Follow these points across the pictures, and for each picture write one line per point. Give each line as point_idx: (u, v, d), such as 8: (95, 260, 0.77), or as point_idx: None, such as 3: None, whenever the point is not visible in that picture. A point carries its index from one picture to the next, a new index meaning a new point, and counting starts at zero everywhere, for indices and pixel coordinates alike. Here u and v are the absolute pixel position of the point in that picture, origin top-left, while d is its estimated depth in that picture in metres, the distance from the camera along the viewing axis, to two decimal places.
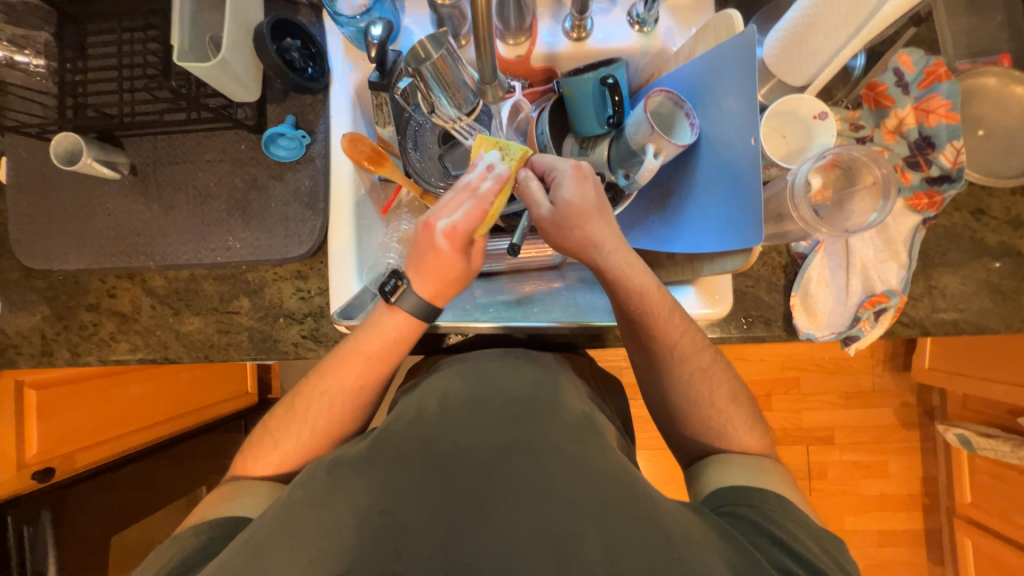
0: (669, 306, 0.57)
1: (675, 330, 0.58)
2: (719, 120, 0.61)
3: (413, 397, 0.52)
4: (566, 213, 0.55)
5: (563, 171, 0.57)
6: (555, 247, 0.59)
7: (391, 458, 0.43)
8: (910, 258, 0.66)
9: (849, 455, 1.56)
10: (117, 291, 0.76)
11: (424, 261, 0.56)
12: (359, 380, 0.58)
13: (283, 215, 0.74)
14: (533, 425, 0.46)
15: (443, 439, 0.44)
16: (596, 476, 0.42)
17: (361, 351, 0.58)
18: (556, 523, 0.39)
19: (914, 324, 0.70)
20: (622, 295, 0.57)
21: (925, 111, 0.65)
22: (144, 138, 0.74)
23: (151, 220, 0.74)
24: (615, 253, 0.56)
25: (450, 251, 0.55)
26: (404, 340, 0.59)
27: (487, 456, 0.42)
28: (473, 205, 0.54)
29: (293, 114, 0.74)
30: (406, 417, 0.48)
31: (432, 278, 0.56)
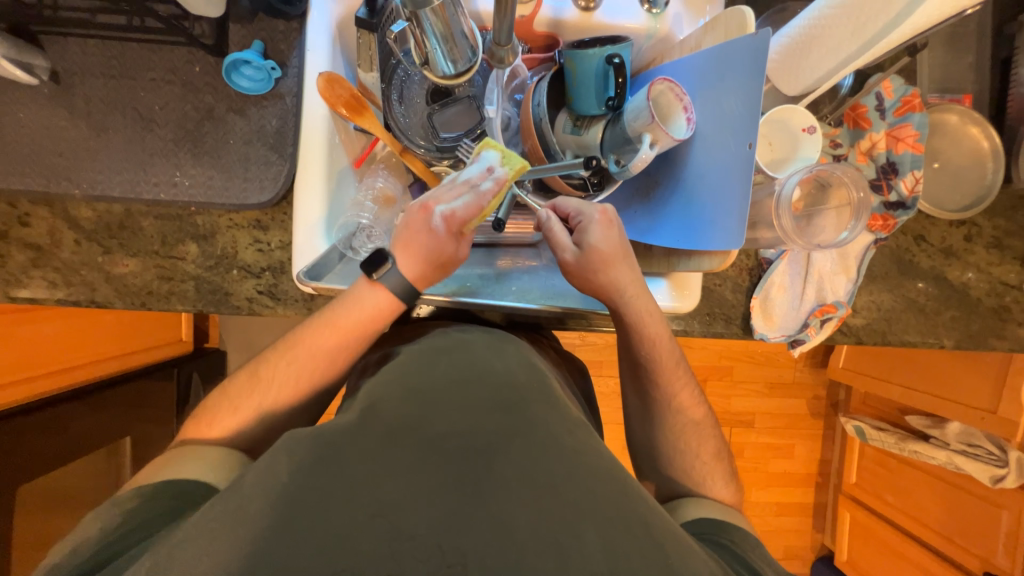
0: (676, 355, 0.60)
1: (676, 376, 0.61)
2: (717, 117, 0.62)
3: (394, 369, 0.48)
4: (591, 258, 0.56)
5: (589, 216, 0.57)
6: (578, 288, 0.60)
7: (363, 430, 0.41)
8: (858, 273, 0.72)
9: (765, 438, 1.75)
10: (30, 219, 0.66)
11: (410, 238, 0.53)
12: (325, 357, 0.54)
13: (242, 155, 0.66)
14: (530, 413, 0.43)
15: (434, 420, 0.41)
16: (594, 474, 0.40)
17: (336, 326, 0.54)
18: (562, 517, 0.37)
19: (850, 333, 0.77)
20: (638, 341, 0.59)
21: (895, 138, 0.70)
22: (72, 40, 0.63)
23: (79, 141, 0.64)
24: (637, 299, 0.58)
25: (439, 231, 0.53)
26: (387, 316, 0.55)
27: (482, 443, 0.40)
28: (473, 196, 0.55)
29: (261, 40, 0.65)
30: (394, 394, 0.44)
31: (419, 260, 0.54)
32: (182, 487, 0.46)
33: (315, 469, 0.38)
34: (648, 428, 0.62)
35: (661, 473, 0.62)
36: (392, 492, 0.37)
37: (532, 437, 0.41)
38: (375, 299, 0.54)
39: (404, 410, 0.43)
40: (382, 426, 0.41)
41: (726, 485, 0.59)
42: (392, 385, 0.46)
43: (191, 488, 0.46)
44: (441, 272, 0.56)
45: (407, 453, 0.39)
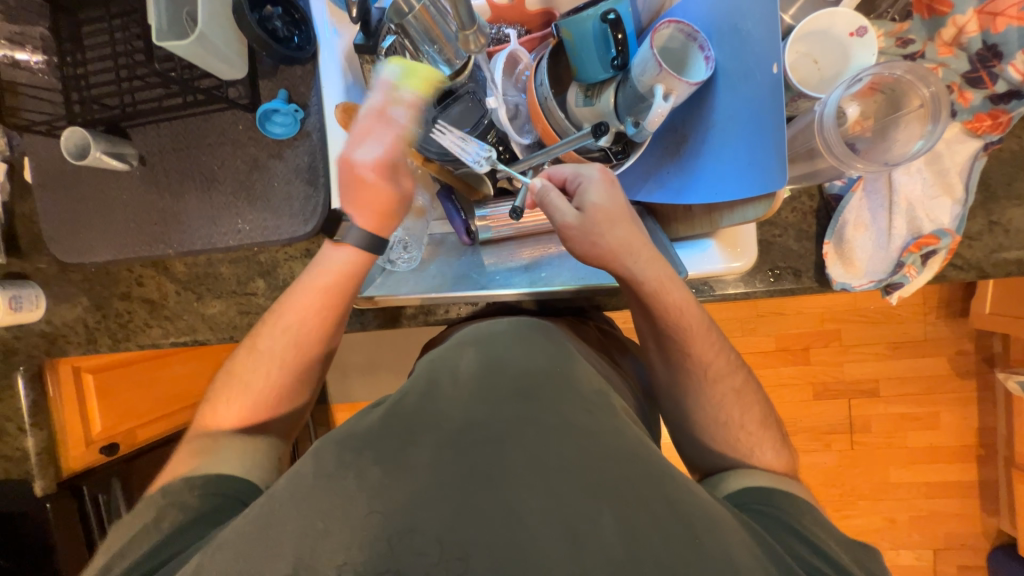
0: (706, 322, 0.56)
1: (707, 346, 0.56)
2: (737, 49, 0.56)
3: (423, 367, 0.52)
4: (596, 218, 0.53)
5: (589, 175, 0.55)
6: (580, 257, 0.56)
7: (384, 431, 0.44)
8: (967, 193, 0.59)
9: (896, 408, 1.49)
10: (144, 279, 0.80)
11: (361, 194, 0.58)
12: (320, 327, 0.60)
13: (286, 194, 0.73)
14: (547, 398, 0.45)
15: (450, 413, 0.44)
16: (611, 454, 0.41)
17: (330, 295, 0.60)
18: (571, 500, 0.38)
19: (970, 267, 0.62)
20: (660, 311, 0.55)
21: (990, 15, 0.55)
22: (148, 126, 0.75)
23: (165, 208, 0.76)
24: (649, 261, 0.54)
25: (383, 181, 0.58)
26: (356, 276, 0.60)
27: (498, 432, 0.42)
28: (390, 129, 0.59)
29: (285, 89, 0.72)
30: (417, 390, 0.48)
31: (368, 211, 0.58)
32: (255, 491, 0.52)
33: (338, 471, 0.41)
34: (710, 404, 0.56)
35: (733, 451, 0.56)
36: (408, 488, 0.39)
37: (546, 420, 0.43)
38: (342, 260, 0.59)
39: (423, 408, 0.45)
40: (403, 425, 0.44)
41: (774, 451, 0.56)
42: (416, 381, 0.49)
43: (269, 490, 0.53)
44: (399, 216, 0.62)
45: (425, 448, 0.41)
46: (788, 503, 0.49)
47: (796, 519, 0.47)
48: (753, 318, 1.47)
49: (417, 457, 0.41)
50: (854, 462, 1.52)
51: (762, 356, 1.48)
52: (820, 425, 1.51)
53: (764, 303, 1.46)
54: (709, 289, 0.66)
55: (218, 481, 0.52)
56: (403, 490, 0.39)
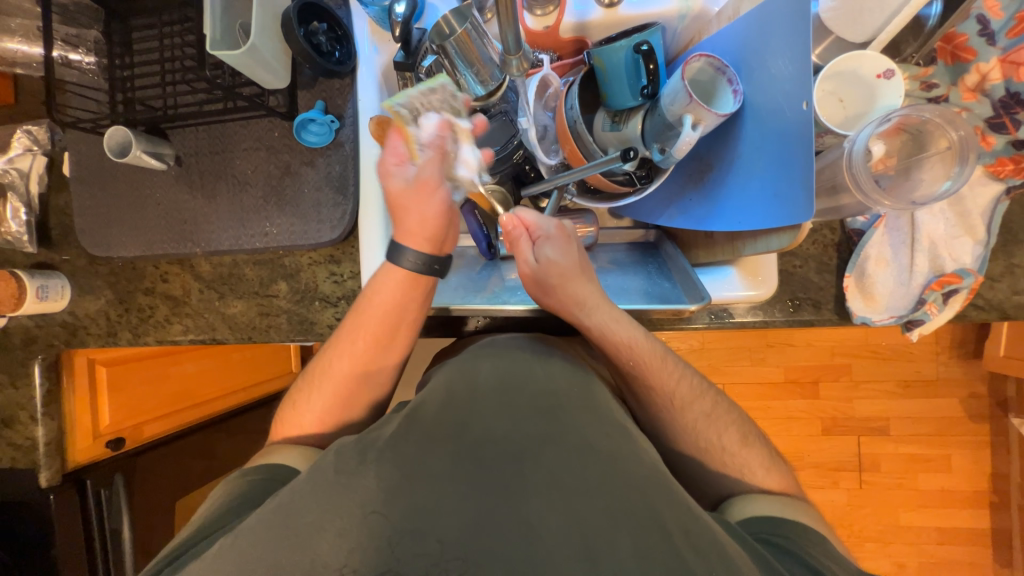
0: (660, 354, 0.56)
1: (673, 382, 0.56)
2: (765, 83, 0.57)
3: (442, 373, 0.52)
4: (549, 272, 0.56)
5: (547, 231, 0.59)
6: (540, 303, 0.60)
7: (405, 436, 0.44)
8: (989, 234, 0.59)
9: (906, 448, 1.46)
10: (169, 276, 0.82)
11: (413, 222, 0.58)
12: (377, 337, 0.61)
13: (315, 201, 0.75)
14: (568, 418, 0.45)
15: (474, 427, 0.44)
16: (631, 480, 0.41)
17: (379, 309, 0.60)
18: (590, 524, 0.38)
19: (991, 308, 0.63)
20: (609, 351, 0.56)
21: (1013, 64, 0.57)
22: (186, 129, 0.77)
23: (196, 208, 0.78)
24: (598, 310, 0.56)
25: (434, 205, 0.57)
26: (411, 291, 0.60)
27: (519, 448, 0.42)
28: (434, 152, 0.56)
29: (322, 100, 0.75)
30: (437, 399, 0.48)
31: (421, 235, 0.58)
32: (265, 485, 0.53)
33: (360, 469, 0.42)
34: (728, 434, 0.56)
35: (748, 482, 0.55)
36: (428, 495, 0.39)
37: (568, 440, 0.43)
38: (396, 281, 0.60)
39: (445, 418, 0.45)
40: (422, 433, 0.44)
41: (790, 483, 0.55)
42: (434, 390, 0.49)
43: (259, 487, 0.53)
44: (447, 235, 0.60)
45: (443, 458, 0.42)
46: (796, 535, 0.48)
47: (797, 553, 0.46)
48: (764, 348, 1.46)
49: (436, 464, 0.41)
50: (862, 502, 1.48)
51: (772, 387, 1.47)
52: (830, 462, 1.48)
53: (775, 334, 1.46)
54: (726, 314, 0.66)
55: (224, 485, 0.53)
56: (421, 495, 0.39)
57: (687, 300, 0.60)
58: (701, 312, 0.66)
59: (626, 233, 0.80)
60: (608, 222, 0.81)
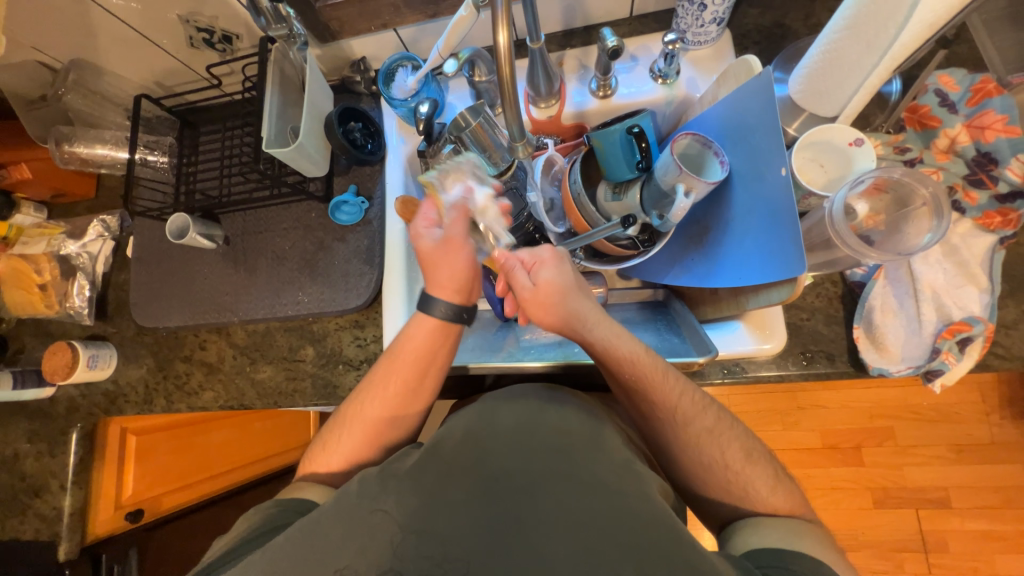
0: (661, 368, 0.56)
1: (677, 396, 0.56)
2: (749, 154, 0.63)
3: (460, 415, 0.54)
4: (548, 291, 0.58)
5: (541, 257, 0.61)
6: (540, 324, 0.60)
7: (423, 467, 0.47)
8: (992, 281, 0.60)
9: (974, 523, 1.31)
10: (206, 344, 0.88)
11: (444, 275, 0.63)
12: (407, 379, 0.64)
13: (344, 271, 0.82)
14: (579, 456, 0.47)
15: (491, 460, 0.47)
16: (640, 519, 0.42)
17: (407, 351, 0.63)
18: (600, 557, 0.40)
19: (1013, 356, 0.62)
20: (612, 364, 0.57)
21: (978, 128, 0.62)
22: (236, 213, 0.88)
23: (238, 281, 0.86)
24: (599, 324, 0.57)
25: (463, 260, 0.63)
26: (439, 337, 0.64)
27: (529, 483, 0.45)
28: (462, 213, 0.63)
29: (354, 184, 0.85)
30: (454, 433, 0.50)
31: (451, 287, 0.63)
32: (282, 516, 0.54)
33: (381, 495, 0.45)
34: (750, 492, 0.54)
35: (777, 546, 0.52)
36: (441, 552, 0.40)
37: (577, 477, 0.45)
38: (429, 327, 0.63)
39: (464, 452, 0.48)
40: (440, 465, 0.47)
41: None
42: (451, 428, 0.51)
43: (275, 519, 0.53)
44: (474, 285, 0.66)
45: (461, 488, 0.45)
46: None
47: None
48: (794, 410, 1.40)
49: (453, 493, 0.45)
50: None
51: (808, 454, 1.38)
52: (888, 540, 1.33)
53: (804, 394, 1.40)
54: (740, 370, 0.67)
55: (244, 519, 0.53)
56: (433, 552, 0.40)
57: (696, 353, 0.62)
58: (713, 367, 0.67)
59: (635, 292, 0.84)
60: (617, 282, 0.85)
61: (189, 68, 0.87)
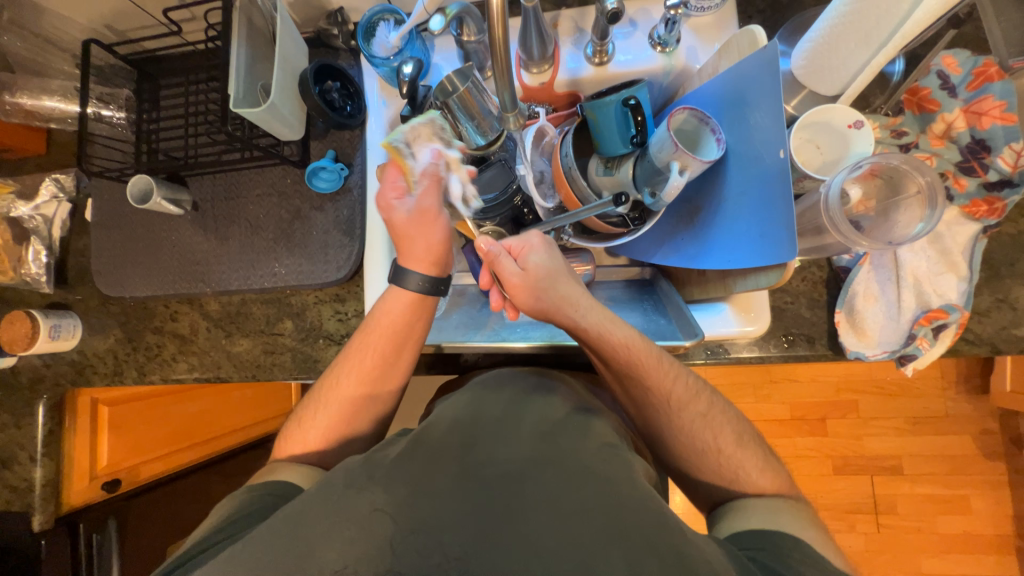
0: (655, 354, 0.56)
1: (670, 383, 0.57)
2: (747, 133, 0.61)
3: (449, 406, 0.55)
4: (538, 275, 0.57)
5: (529, 241, 0.60)
6: (530, 312, 0.59)
7: (411, 454, 0.48)
8: (971, 270, 0.61)
9: (922, 489, 1.41)
10: (178, 315, 0.84)
11: (419, 247, 0.65)
12: (383, 356, 0.64)
13: (323, 242, 0.79)
14: (566, 444, 0.49)
15: (477, 449, 0.48)
16: (629, 503, 0.43)
17: (383, 326, 0.64)
18: (588, 543, 0.40)
19: (981, 342, 0.64)
20: (606, 351, 0.57)
21: (976, 113, 0.62)
22: (204, 177, 0.82)
23: (209, 250, 0.81)
24: (592, 310, 0.57)
25: (438, 231, 0.66)
26: (414, 313, 0.65)
27: (518, 473, 0.45)
28: (432, 182, 0.65)
29: (333, 149, 0.80)
30: (444, 422, 0.52)
31: (425, 258, 0.65)
32: (264, 500, 0.54)
33: (368, 484, 0.45)
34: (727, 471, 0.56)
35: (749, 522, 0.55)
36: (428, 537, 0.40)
37: (565, 465, 0.46)
38: (406, 299, 0.65)
39: (451, 438, 0.49)
40: (427, 452, 0.48)
41: None
42: (439, 418, 0.53)
43: (258, 506, 0.53)
44: (447, 257, 0.68)
45: (447, 475, 0.45)
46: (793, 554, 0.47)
47: (781, 566, 0.44)
48: (767, 384, 1.45)
49: (440, 481, 0.45)
50: (881, 546, 1.42)
51: (778, 425, 1.45)
52: (845, 503, 1.43)
53: (778, 369, 1.45)
54: (722, 351, 0.68)
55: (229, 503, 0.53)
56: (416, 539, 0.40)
57: (682, 336, 0.62)
58: (697, 347, 0.68)
59: (623, 271, 0.83)
60: (604, 260, 0.84)
61: (144, 11, 0.78)
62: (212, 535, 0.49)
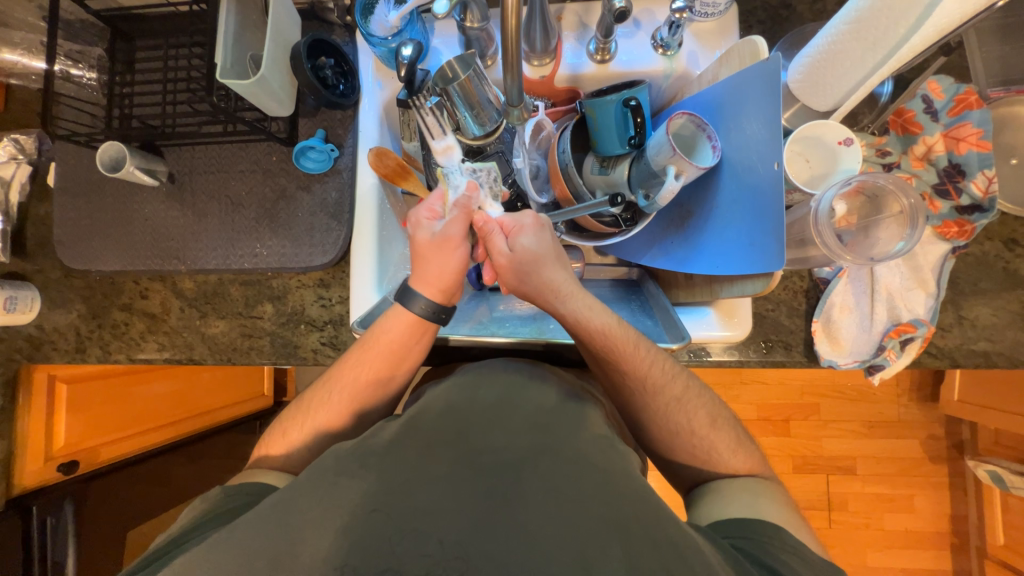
0: (633, 340, 0.57)
1: (647, 367, 0.57)
2: (742, 142, 0.62)
3: (443, 387, 0.55)
4: (524, 258, 0.57)
5: (522, 222, 0.60)
6: (516, 292, 0.61)
7: (404, 442, 0.48)
8: (938, 287, 0.65)
9: (872, 488, 1.50)
10: (149, 292, 0.80)
11: (428, 270, 0.60)
12: (375, 364, 0.62)
13: (309, 225, 0.76)
14: (561, 432, 0.49)
15: (473, 435, 0.48)
16: (624, 493, 0.44)
17: (380, 341, 0.61)
18: (585, 533, 0.41)
19: (942, 355, 0.68)
20: (584, 336, 0.58)
21: (954, 139, 0.65)
22: (183, 148, 0.78)
23: (185, 226, 0.77)
24: (571, 297, 0.57)
25: (455, 261, 0.60)
26: (415, 335, 0.61)
27: (515, 460, 0.46)
28: (462, 212, 0.60)
29: (323, 128, 0.77)
30: (437, 408, 0.52)
31: (433, 283, 0.60)
32: (240, 499, 0.53)
33: (360, 471, 0.45)
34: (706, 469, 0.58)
35: None
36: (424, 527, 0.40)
37: (564, 453, 0.47)
38: (407, 323, 0.60)
39: (444, 426, 0.49)
40: (420, 438, 0.48)
41: None
42: (433, 401, 0.53)
43: (232, 506, 0.52)
44: (458, 290, 0.62)
45: (443, 463, 0.45)
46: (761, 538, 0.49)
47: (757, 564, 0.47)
48: (737, 385, 1.50)
49: (436, 470, 0.45)
50: (832, 541, 1.51)
51: (744, 425, 1.51)
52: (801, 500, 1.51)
53: (748, 371, 1.50)
54: (704, 353, 0.70)
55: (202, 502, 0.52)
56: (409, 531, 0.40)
57: (669, 339, 0.63)
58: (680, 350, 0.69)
59: (610, 270, 0.83)
60: (593, 258, 0.85)
61: None
62: (182, 535, 0.48)
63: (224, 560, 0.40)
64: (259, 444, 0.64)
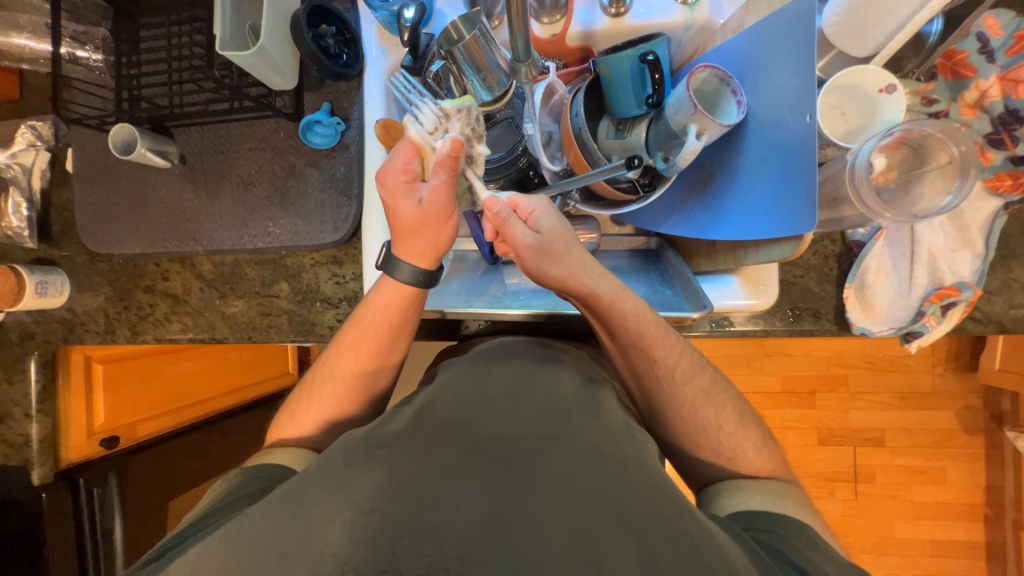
0: (662, 326, 0.56)
1: (674, 357, 0.57)
2: (770, 95, 0.57)
3: (452, 376, 0.55)
4: (552, 240, 0.55)
5: (539, 205, 0.58)
6: (539, 278, 0.57)
7: (415, 430, 0.48)
8: (987, 247, 0.60)
9: (902, 460, 1.46)
10: (169, 274, 0.81)
11: (415, 240, 0.58)
12: (378, 341, 0.62)
13: (319, 202, 0.75)
14: (571, 422, 0.48)
15: (483, 423, 0.48)
16: (637, 486, 0.43)
17: (379, 318, 0.61)
18: (597, 529, 0.41)
19: (988, 321, 0.63)
20: (614, 320, 0.56)
21: (1012, 81, 0.59)
22: (191, 128, 0.77)
23: (199, 207, 0.78)
24: (602, 278, 0.56)
25: (445, 229, 0.57)
26: (407, 308, 0.61)
27: (527, 450, 0.45)
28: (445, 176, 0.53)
29: (329, 102, 0.75)
30: (448, 398, 0.51)
31: (425, 253, 0.58)
32: (254, 485, 0.54)
33: (371, 462, 0.45)
34: (729, 446, 0.56)
35: None
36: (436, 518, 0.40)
37: (572, 443, 0.46)
38: (396, 294, 0.60)
39: (453, 415, 0.49)
40: (433, 429, 0.48)
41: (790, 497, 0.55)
42: (444, 389, 0.53)
43: (245, 492, 0.53)
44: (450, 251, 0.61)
45: (454, 452, 0.45)
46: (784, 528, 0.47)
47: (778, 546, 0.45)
48: (761, 357, 1.47)
49: (447, 459, 0.45)
50: (858, 512, 1.49)
51: (768, 397, 1.48)
52: (826, 472, 1.48)
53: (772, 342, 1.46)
54: (727, 323, 0.67)
55: (218, 491, 0.53)
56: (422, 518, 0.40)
57: (689, 308, 0.60)
58: (701, 320, 0.67)
59: (628, 241, 0.80)
60: (609, 228, 0.81)
61: None
62: (199, 521, 0.50)
63: (245, 542, 0.41)
64: (273, 427, 0.65)
